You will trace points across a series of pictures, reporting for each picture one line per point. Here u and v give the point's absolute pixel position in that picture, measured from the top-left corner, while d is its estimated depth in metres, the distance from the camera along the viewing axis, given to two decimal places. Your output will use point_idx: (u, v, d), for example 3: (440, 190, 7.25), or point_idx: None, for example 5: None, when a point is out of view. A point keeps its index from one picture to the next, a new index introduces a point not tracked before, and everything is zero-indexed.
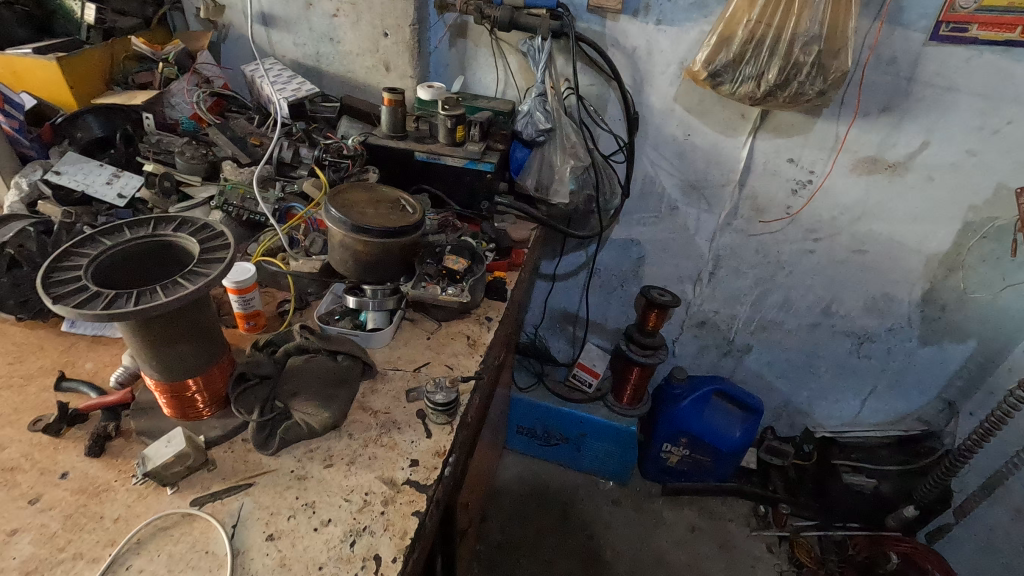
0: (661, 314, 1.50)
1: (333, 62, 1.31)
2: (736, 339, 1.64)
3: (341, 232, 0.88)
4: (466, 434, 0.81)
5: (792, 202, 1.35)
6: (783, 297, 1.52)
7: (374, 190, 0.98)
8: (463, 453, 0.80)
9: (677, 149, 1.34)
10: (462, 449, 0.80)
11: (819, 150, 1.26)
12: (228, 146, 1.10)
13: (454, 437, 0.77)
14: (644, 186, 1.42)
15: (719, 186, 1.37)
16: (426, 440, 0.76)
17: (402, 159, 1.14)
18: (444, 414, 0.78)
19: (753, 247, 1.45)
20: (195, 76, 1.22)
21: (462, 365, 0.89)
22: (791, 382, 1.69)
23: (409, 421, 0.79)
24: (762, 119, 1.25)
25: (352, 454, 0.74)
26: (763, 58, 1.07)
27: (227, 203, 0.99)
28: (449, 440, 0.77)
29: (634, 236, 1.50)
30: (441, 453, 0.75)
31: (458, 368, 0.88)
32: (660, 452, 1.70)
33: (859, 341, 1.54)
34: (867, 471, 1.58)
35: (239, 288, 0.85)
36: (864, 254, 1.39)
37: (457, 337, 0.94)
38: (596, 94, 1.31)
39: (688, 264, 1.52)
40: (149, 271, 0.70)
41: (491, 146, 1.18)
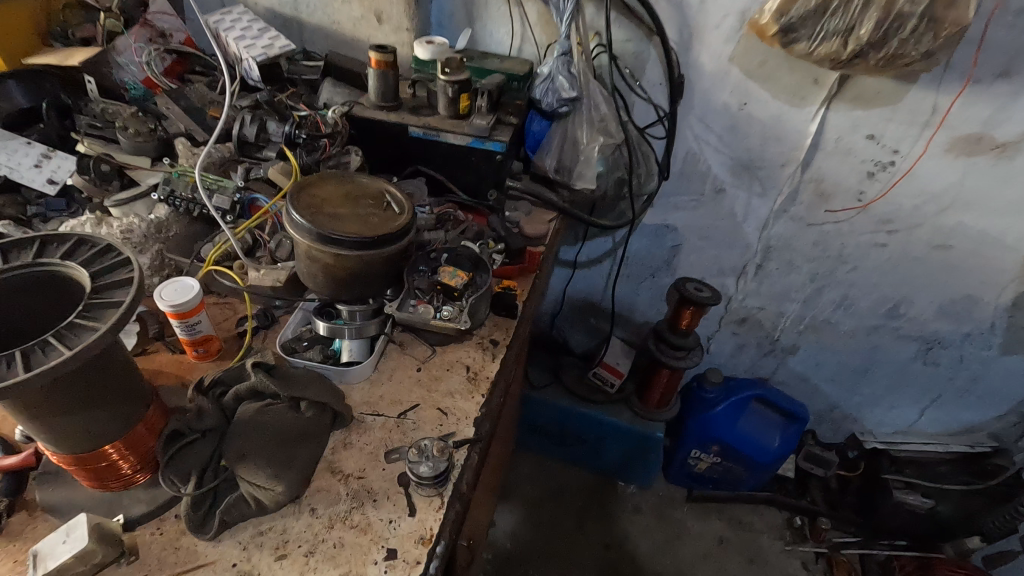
0: (697, 311, 1.31)
1: (314, 11, 1.08)
2: (781, 339, 1.44)
3: (305, 242, 0.69)
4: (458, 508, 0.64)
5: (866, 187, 1.12)
6: (842, 295, 1.30)
7: (351, 181, 0.78)
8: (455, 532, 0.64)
9: (729, 121, 1.10)
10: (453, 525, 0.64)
11: (908, 126, 1.02)
12: (179, 119, 0.90)
13: (442, 517, 0.61)
14: (686, 164, 1.18)
15: (778, 167, 1.14)
16: (405, 521, 0.60)
17: (393, 136, 0.95)
18: (432, 486, 0.61)
19: (812, 238, 1.22)
20: (147, 30, 1.00)
21: (457, 412, 0.71)
22: (841, 386, 1.49)
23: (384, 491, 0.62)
24: (840, 85, 1.00)
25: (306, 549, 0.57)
26: (856, 8, 0.83)
27: (173, 194, 0.81)
28: (435, 521, 0.60)
29: (670, 222, 1.29)
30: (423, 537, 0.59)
31: (452, 414, 0.71)
32: (687, 458, 1.54)
33: (927, 346, 1.33)
34: (921, 489, 1.41)
35: (180, 312, 0.68)
36: (949, 251, 1.16)
37: (455, 370, 0.76)
38: (633, 53, 1.06)
39: (732, 255, 1.30)
40: (33, 312, 0.52)
41: (502, 119, 0.95)
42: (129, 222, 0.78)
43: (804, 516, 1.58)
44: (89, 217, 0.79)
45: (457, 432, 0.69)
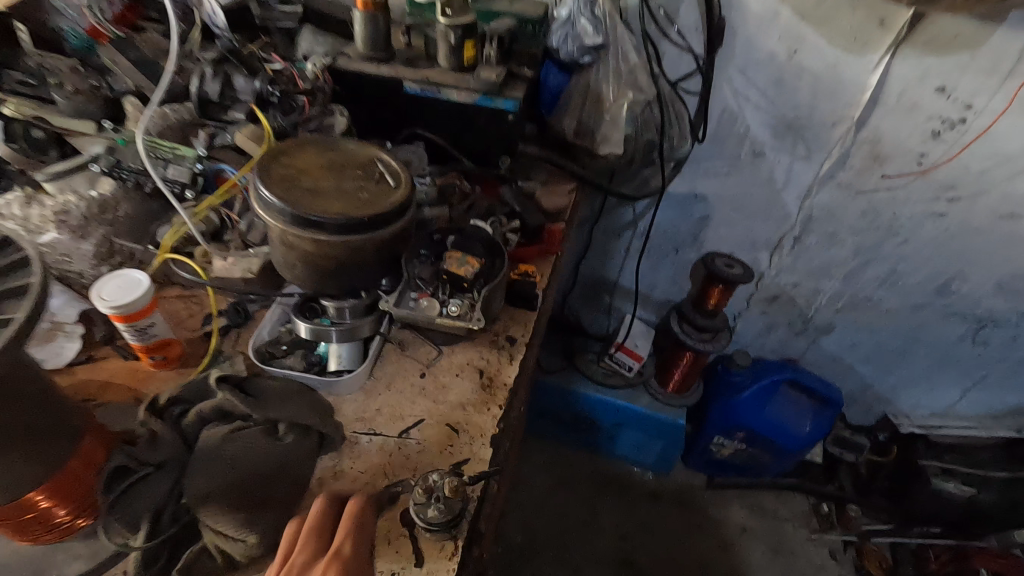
0: (727, 290, 1.18)
1: None
2: (814, 318, 1.31)
3: (278, 225, 0.55)
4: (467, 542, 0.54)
5: (929, 149, 0.97)
6: (888, 271, 1.18)
7: (334, 148, 0.64)
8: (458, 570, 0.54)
9: (775, 73, 0.95)
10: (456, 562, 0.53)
11: (987, 76, 0.87)
12: (127, 74, 0.75)
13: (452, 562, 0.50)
14: (721, 124, 1.04)
15: (828, 127, 0.99)
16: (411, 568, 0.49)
17: (386, 94, 0.80)
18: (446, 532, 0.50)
19: (860, 208, 1.09)
20: None
21: (471, 428, 0.59)
22: (877, 368, 1.38)
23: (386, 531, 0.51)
24: (912, 26, 0.85)
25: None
26: None
27: (120, 166, 0.68)
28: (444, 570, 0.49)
29: (699, 190, 1.15)
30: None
31: (464, 431, 0.59)
32: (709, 444, 1.44)
33: (978, 325, 1.22)
34: (962, 476, 1.31)
35: (123, 313, 0.54)
36: (1016, 221, 1.03)
37: (465, 376, 0.64)
38: None
39: (768, 228, 1.17)
40: None
41: (514, 72, 0.81)
42: (64, 201, 0.63)
43: (831, 502, 1.49)
44: (17, 194, 0.64)
45: (469, 451, 0.57)
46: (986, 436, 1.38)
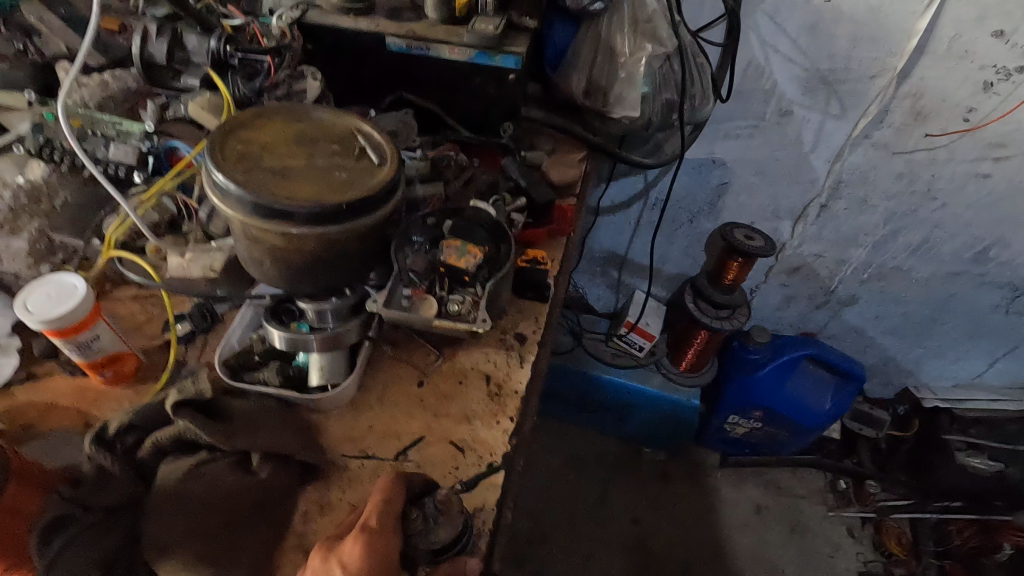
0: (746, 264, 1.10)
1: None
2: (838, 289, 1.23)
3: (237, 216, 0.45)
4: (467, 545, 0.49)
5: (979, 103, 0.87)
6: (922, 238, 1.09)
7: (304, 118, 0.53)
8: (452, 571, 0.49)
9: (809, 19, 0.84)
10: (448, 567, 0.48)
11: None
12: (58, 35, 0.64)
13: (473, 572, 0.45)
14: (746, 79, 0.93)
15: (866, 80, 0.88)
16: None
17: (366, 51, 0.69)
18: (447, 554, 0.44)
19: (897, 170, 0.99)
20: None
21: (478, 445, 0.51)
22: (902, 340, 1.30)
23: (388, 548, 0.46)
24: None
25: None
26: None
27: (50, 146, 0.57)
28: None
29: (718, 155, 1.04)
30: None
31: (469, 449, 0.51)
32: (724, 423, 1.37)
33: (1015, 294, 1.14)
34: (987, 451, 1.27)
35: (60, 329, 0.45)
36: None
37: (468, 383, 0.55)
38: None
39: (792, 194, 1.07)
40: None
41: (514, 22, 0.69)
42: None
43: (849, 478, 1.44)
44: None
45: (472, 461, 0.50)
46: (1014, 407, 1.31)
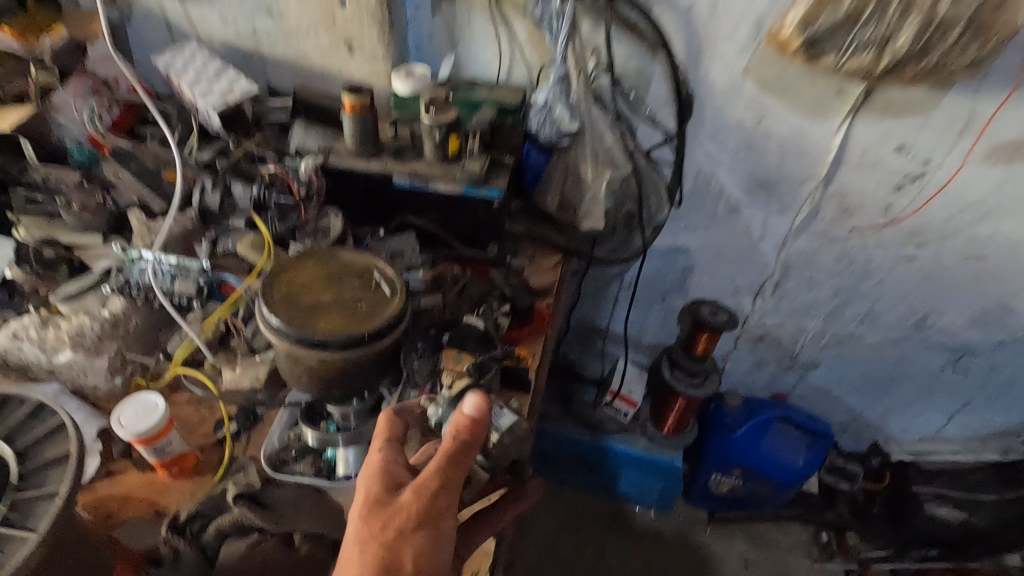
0: (713, 336, 1.23)
1: (277, 43, 0.97)
2: (800, 355, 1.36)
3: (284, 346, 0.59)
4: (521, 425, 0.63)
5: (894, 201, 1.03)
6: (867, 309, 1.22)
7: (331, 258, 0.68)
8: (521, 443, 0.64)
9: (744, 138, 1.00)
10: (513, 445, 0.63)
11: (942, 136, 0.93)
12: (131, 188, 0.81)
13: (484, 415, 0.55)
14: (697, 185, 1.09)
15: (798, 184, 1.04)
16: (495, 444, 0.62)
17: (375, 186, 0.85)
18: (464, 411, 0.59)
19: (836, 254, 1.14)
20: (87, 79, 0.89)
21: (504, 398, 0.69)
22: (865, 398, 1.42)
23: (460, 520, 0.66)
24: (867, 96, 0.91)
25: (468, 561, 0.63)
26: (892, 18, 0.73)
27: (130, 285, 0.72)
28: (467, 429, 0.54)
29: (681, 244, 1.19)
30: (462, 441, 0.53)
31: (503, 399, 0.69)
32: (708, 481, 1.47)
33: (957, 355, 1.26)
34: (954, 500, 1.34)
35: (143, 438, 0.58)
36: (983, 261, 1.08)
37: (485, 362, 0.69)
38: (636, 71, 0.94)
39: (749, 274, 1.22)
40: None
41: (497, 159, 0.86)
42: (80, 323, 0.68)
43: (831, 531, 1.52)
44: (32, 317, 0.70)
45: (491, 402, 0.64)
46: (973, 460, 1.41)
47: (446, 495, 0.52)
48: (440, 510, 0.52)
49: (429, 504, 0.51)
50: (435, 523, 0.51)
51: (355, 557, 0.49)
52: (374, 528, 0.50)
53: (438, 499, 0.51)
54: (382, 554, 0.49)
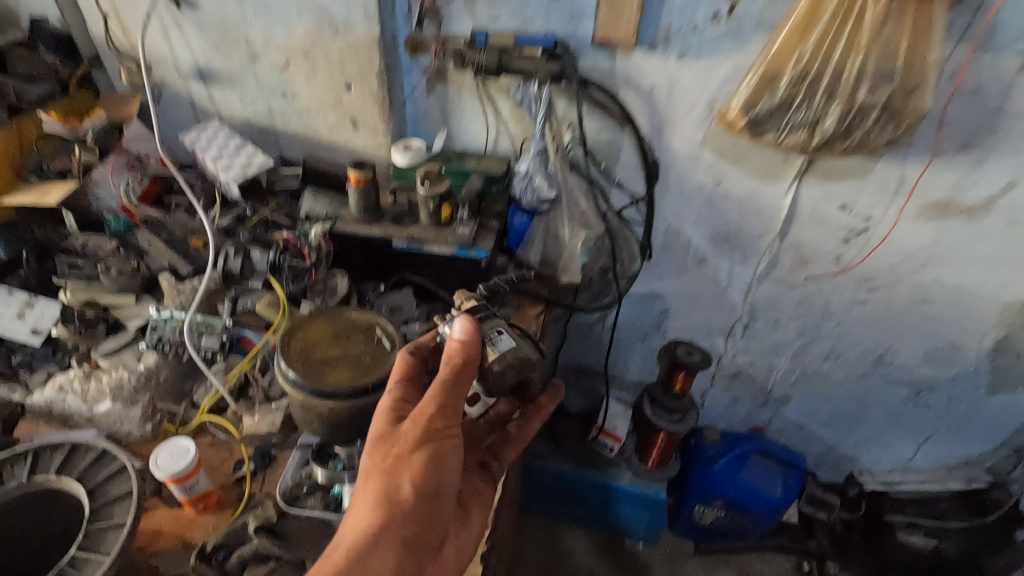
0: (690, 375, 1.33)
1: (290, 120, 1.10)
2: (773, 390, 1.45)
3: (299, 396, 0.69)
4: (516, 349, 0.70)
5: (844, 251, 1.14)
6: (830, 348, 1.32)
7: (338, 317, 0.78)
8: (518, 366, 0.71)
9: (705, 198, 1.12)
10: (510, 370, 0.71)
11: (878, 196, 1.05)
12: (162, 253, 0.91)
13: (470, 338, 0.67)
14: (667, 238, 1.20)
15: (756, 237, 1.16)
16: (492, 367, 0.70)
17: (376, 249, 0.96)
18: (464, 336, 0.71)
19: (796, 298, 1.24)
20: (122, 157, 1.01)
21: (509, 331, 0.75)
22: (836, 430, 1.50)
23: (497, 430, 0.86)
24: (810, 163, 1.03)
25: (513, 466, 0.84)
26: (818, 103, 0.86)
27: (162, 341, 0.82)
28: (458, 352, 0.66)
29: (656, 290, 1.30)
30: (455, 365, 0.65)
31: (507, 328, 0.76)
32: (692, 513, 1.54)
33: (916, 390, 1.36)
34: (924, 528, 1.43)
35: (176, 478, 0.67)
36: (929, 304, 1.19)
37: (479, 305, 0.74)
38: (607, 141, 1.07)
39: (720, 317, 1.32)
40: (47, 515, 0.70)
41: (484, 223, 0.98)
42: (119, 376, 0.78)
43: (812, 561, 1.58)
44: (76, 371, 0.80)
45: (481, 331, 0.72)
46: (939, 488, 1.48)
47: (443, 418, 0.63)
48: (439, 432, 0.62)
49: (427, 428, 0.62)
50: (434, 442, 0.62)
51: (369, 475, 0.61)
52: (381, 454, 0.61)
53: (433, 420, 0.62)
54: (387, 476, 0.60)
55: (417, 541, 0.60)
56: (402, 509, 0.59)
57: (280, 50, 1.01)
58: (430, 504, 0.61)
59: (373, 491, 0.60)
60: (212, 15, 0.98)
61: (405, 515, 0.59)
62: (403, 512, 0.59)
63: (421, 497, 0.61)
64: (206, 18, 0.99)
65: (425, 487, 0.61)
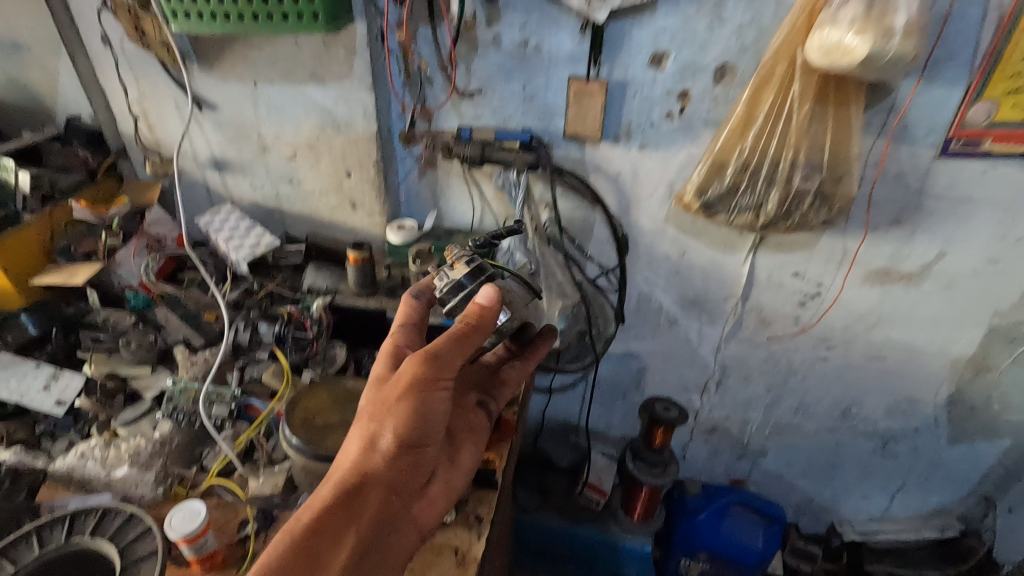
0: (668, 430, 1.40)
1: (295, 202, 1.22)
2: (750, 443, 1.52)
3: (301, 459, 0.77)
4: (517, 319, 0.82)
5: (801, 313, 1.25)
6: (798, 402, 1.41)
7: (337, 385, 0.88)
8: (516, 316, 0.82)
9: (672, 267, 1.24)
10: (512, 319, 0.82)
11: (826, 264, 1.16)
12: (178, 327, 1.02)
13: (487, 304, 0.74)
14: (640, 302, 1.31)
15: (721, 301, 1.27)
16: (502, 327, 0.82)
17: (371, 320, 1.06)
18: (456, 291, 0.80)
19: (762, 356, 1.34)
20: (143, 238, 1.13)
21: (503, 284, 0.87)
22: (813, 481, 1.56)
23: (496, 373, 0.92)
24: (761, 238, 1.16)
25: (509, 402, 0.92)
26: (760, 189, 0.98)
27: (176, 409, 0.91)
28: (474, 315, 0.74)
29: (633, 349, 1.40)
30: (469, 325, 0.73)
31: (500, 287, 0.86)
32: (679, 565, 1.57)
33: (883, 441, 1.43)
34: None
35: (187, 537, 0.72)
36: (884, 361, 1.28)
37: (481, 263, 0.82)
38: (581, 218, 1.20)
39: (694, 374, 1.41)
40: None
41: None
42: (137, 444, 0.86)
43: None
44: (98, 439, 0.88)
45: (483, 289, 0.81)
46: (915, 538, 1.53)
47: (434, 369, 0.69)
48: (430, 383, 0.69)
49: (421, 379, 0.68)
50: (424, 393, 0.68)
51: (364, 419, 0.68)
52: (376, 399, 0.68)
53: (427, 371, 0.68)
54: (376, 423, 0.67)
55: (400, 484, 0.67)
56: (387, 454, 0.66)
57: (288, 144, 1.14)
58: (414, 450, 0.68)
59: (365, 433, 0.67)
60: (229, 115, 1.12)
61: (390, 458, 0.66)
62: (390, 455, 0.66)
63: (406, 445, 0.67)
64: (224, 117, 1.12)
65: (410, 437, 0.67)
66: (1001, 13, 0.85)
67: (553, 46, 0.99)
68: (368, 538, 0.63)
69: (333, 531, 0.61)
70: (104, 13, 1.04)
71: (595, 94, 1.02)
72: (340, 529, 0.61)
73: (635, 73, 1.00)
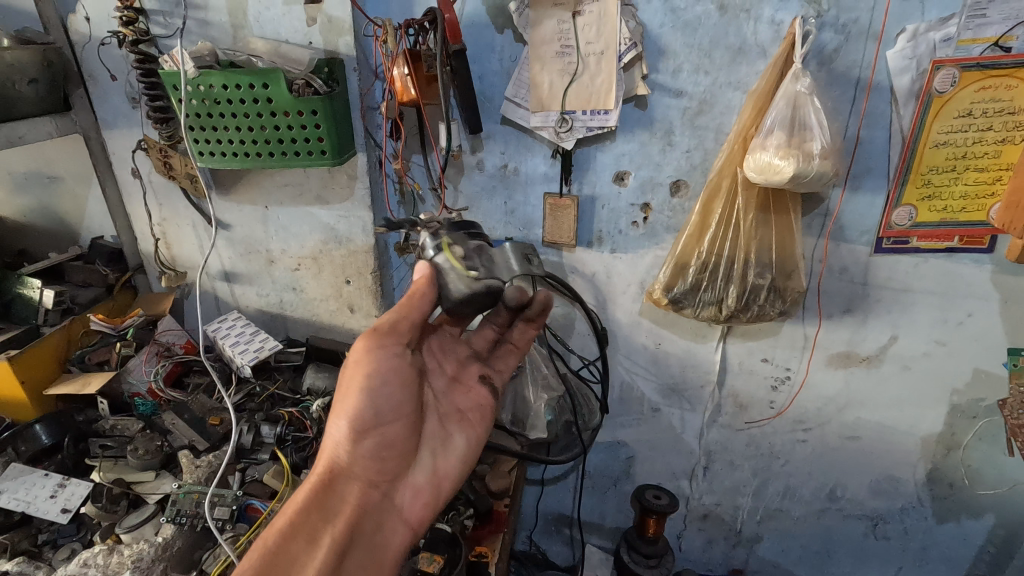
0: (659, 518, 1.40)
1: (297, 308, 1.31)
2: (744, 530, 1.53)
3: None
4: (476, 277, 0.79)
5: (774, 397, 1.32)
6: (784, 485, 1.44)
7: None
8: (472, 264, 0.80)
9: (649, 356, 1.32)
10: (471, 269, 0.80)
11: (791, 350, 1.26)
12: (183, 432, 1.07)
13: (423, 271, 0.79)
14: (624, 391, 1.39)
15: (699, 387, 1.34)
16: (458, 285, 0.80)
17: None
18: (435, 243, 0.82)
19: (743, 440, 1.39)
20: (155, 346, 1.20)
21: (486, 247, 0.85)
22: (811, 568, 1.55)
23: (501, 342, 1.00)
24: (728, 328, 1.26)
25: (512, 372, 1.00)
26: (720, 285, 1.09)
27: (180, 513, 0.94)
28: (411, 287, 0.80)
29: (620, 438, 1.45)
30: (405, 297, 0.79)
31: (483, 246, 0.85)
32: None
33: (872, 523, 1.44)
34: None
35: None
36: (858, 441, 1.34)
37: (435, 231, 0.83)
38: (563, 314, 1.30)
39: (680, 460, 1.45)
40: None
41: None
42: (140, 549, 0.87)
43: None
44: (101, 546, 0.89)
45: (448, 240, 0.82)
46: None
47: (374, 343, 0.77)
48: (378, 364, 0.77)
49: (359, 364, 0.76)
50: (369, 372, 0.76)
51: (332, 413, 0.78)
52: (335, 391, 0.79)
53: (362, 352, 0.76)
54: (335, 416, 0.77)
55: (374, 479, 0.78)
56: (347, 447, 0.76)
57: (294, 256, 1.25)
58: (372, 433, 0.77)
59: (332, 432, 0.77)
60: (240, 233, 1.24)
61: (350, 449, 0.77)
62: (351, 446, 0.77)
63: (363, 434, 0.77)
64: (236, 235, 1.25)
65: (360, 423, 0.76)
66: (902, 136, 1.00)
67: (530, 168, 1.15)
68: (345, 531, 0.73)
69: (309, 529, 0.71)
70: (138, 153, 1.20)
71: (568, 207, 1.16)
72: (315, 527, 0.72)
73: (602, 189, 1.15)
